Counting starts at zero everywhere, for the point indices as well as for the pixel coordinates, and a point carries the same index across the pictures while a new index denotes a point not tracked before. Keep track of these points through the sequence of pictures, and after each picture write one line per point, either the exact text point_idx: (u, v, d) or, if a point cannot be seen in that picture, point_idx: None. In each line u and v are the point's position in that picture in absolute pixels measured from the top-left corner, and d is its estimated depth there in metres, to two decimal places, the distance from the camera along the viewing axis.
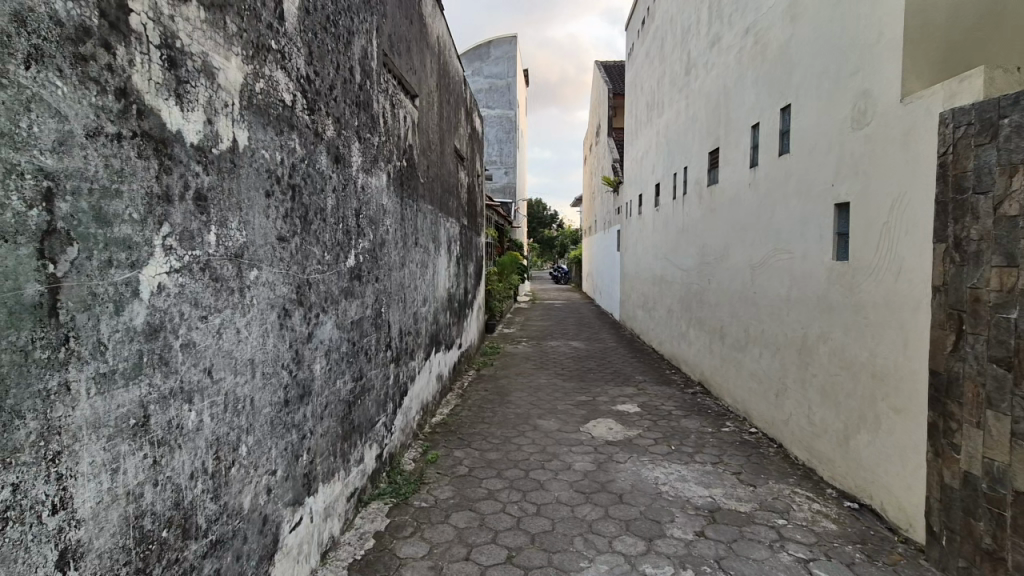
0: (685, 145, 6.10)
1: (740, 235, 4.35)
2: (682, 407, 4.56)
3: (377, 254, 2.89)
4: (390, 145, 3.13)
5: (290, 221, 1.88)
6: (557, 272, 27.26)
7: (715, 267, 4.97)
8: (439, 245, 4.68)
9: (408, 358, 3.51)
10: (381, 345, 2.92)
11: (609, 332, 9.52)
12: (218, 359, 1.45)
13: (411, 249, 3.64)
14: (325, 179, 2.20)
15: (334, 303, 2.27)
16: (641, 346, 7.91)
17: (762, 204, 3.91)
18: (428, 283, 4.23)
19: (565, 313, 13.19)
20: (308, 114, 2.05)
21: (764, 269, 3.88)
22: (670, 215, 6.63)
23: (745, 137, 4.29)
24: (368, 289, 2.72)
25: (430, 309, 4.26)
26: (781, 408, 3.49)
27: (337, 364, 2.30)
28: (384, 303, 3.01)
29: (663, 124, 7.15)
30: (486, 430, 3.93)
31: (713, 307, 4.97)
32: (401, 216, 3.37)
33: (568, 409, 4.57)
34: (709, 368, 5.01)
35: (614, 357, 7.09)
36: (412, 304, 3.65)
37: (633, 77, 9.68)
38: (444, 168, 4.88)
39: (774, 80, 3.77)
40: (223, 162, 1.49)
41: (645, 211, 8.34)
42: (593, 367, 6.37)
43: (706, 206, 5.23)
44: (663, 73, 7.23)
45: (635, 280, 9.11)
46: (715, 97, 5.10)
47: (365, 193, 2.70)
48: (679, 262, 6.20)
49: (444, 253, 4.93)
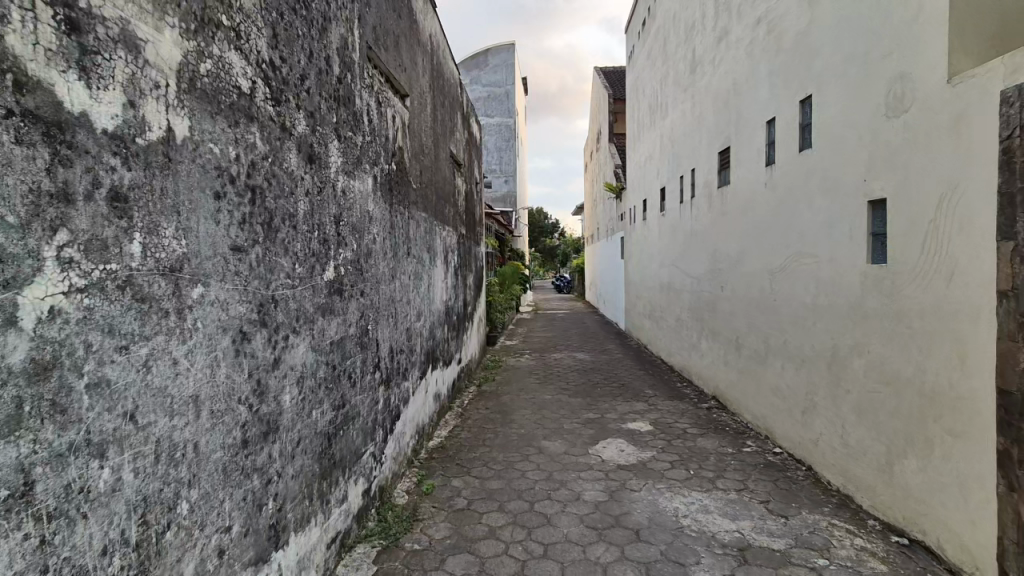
0: (692, 147, 5.83)
1: (756, 240, 4.06)
2: (697, 425, 4.25)
3: (363, 266, 2.62)
4: (376, 146, 2.86)
5: (249, 228, 1.61)
6: (558, 281, 26.97)
7: (728, 274, 4.69)
8: (435, 255, 4.40)
9: (400, 379, 3.21)
10: (368, 367, 2.63)
11: (614, 343, 9.23)
12: (145, 399, 1.16)
13: (403, 261, 3.36)
14: (296, 180, 1.92)
15: (308, 323, 1.99)
16: (649, 357, 7.60)
17: (782, 205, 3.63)
18: (423, 296, 3.95)
19: (569, 324, 12.89)
20: (272, 105, 1.78)
21: (785, 275, 3.59)
22: (677, 220, 6.36)
23: (760, 135, 4.01)
24: (351, 305, 2.43)
25: (425, 324, 3.98)
26: (809, 427, 3.19)
27: (313, 391, 2.01)
28: (372, 319, 2.72)
29: (668, 126, 6.89)
30: (487, 455, 3.62)
31: (728, 316, 4.67)
32: (390, 223, 3.10)
33: (575, 429, 4.27)
34: (724, 382, 4.71)
35: (621, 369, 6.78)
36: (404, 319, 3.37)
37: (634, 81, 9.46)
38: (439, 173, 4.62)
39: (791, 72, 3.51)
40: (152, 156, 1.21)
41: (650, 217, 8.07)
42: (600, 381, 6.06)
43: (717, 210, 4.95)
44: (667, 74, 6.99)
45: (641, 288, 8.81)
46: (724, 94, 4.84)
47: (347, 198, 2.42)
48: (688, 270, 5.91)
49: (441, 264, 4.66)
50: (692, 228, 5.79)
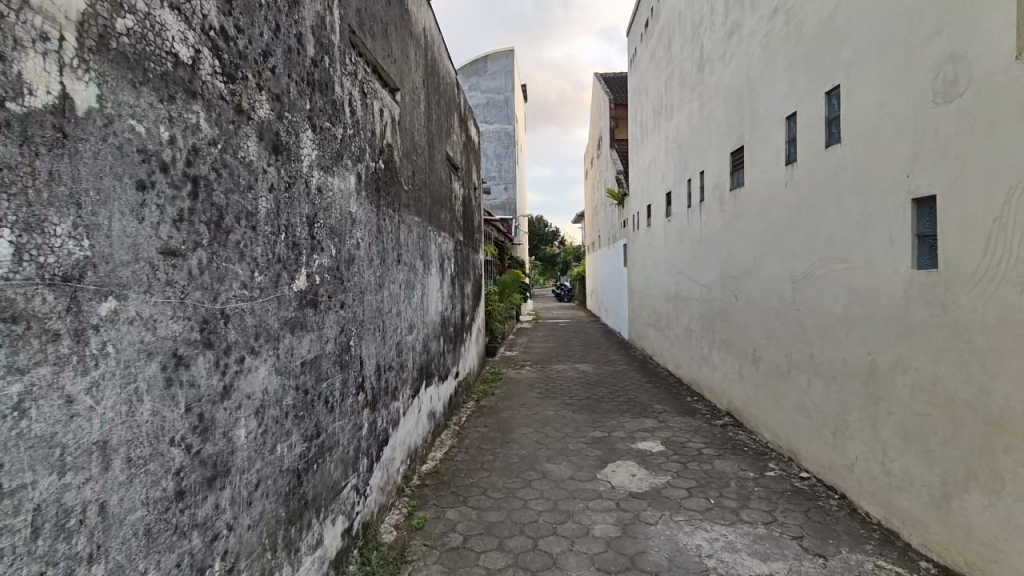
0: (701, 148, 5.55)
1: (776, 244, 3.77)
2: (713, 445, 3.93)
3: (344, 274, 2.32)
4: (361, 141, 2.57)
5: (189, 228, 1.31)
6: (560, 290, 26.68)
7: (743, 281, 4.39)
8: (430, 263, 4.10)
9: (389, 399, 2.91)
10: (350, 388, 2.33)
11: (618, 353, 8.91)
12: (16, 454, 0.86)
13: (393, 269, 3.07)
14: (256, 173, 1.63)
15: (272, 341, 1.69)
16: (656, 369, 7.28)
17: (806, 207, 3.34)
18: (417, 307, 3.65)
19: (571, 333, 12.58)
20: (224, 81, 1.48)
21: (810, 282, 3.30)
22: (686, 225, 6.06)
23: (778, 131, 3.73)
24: (329, 319, 2.14)
25: (419, 338, 3.68)
26: (843, 450, 2.88)
27: (279, 422, 1.71)
28: (354, 334, 2.42)
29: (674, 128, 6.61)
30: (486, 481, 3.31)
31: (744, 327, 4.37)
32: (378, 227, 2.81)
33: (581, 449, 3.96)
34: (741, 398, 4.40)
35: (627, 382, 6.47)
36: (394, 333, 3.07)
37: (637, 83, 9.21)
38: (433, 175, 4.33)
39: (815, 61, 3.22)
40: (34, 127, 0.92)
41: (655, 223, 7.78)
42: (606, 395, 5.75)
43: (730, 213, 4.66)
44: (672, 74, 6.72)
45: (646, 297, 8.51)
46: (736, 91, 4.56)
47: (324, 197, 2.13)
48: (698, 277, 5.61)
49: (436, 273, 4.35)
50: (702, 233, 5.50)
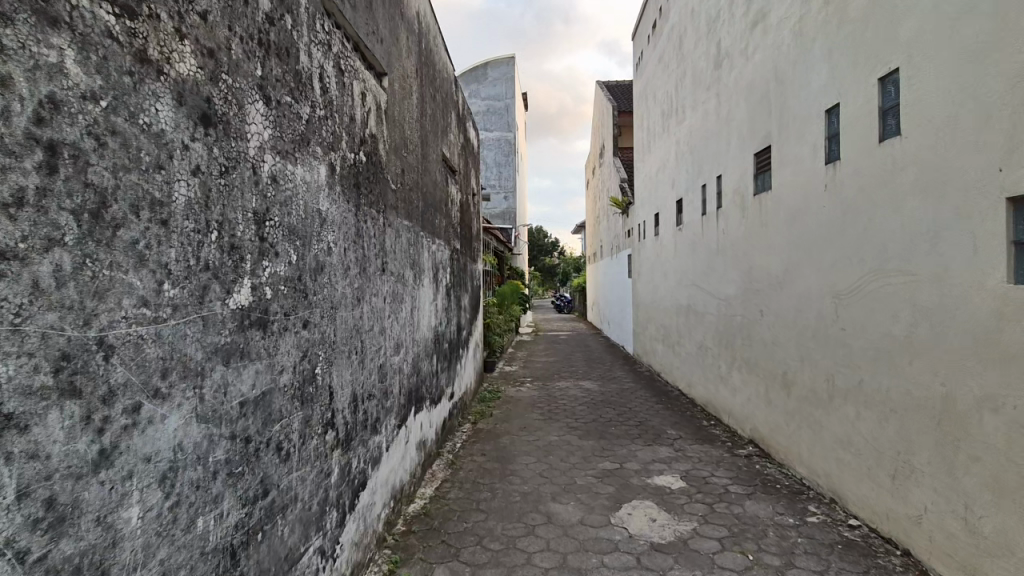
0: (717, 151, 5.13)
1: (812, 255, 3.34)
2: (741, 482, 3.48)
3: (308, 286, 1.87)
4: (335, 126, 2.14)
5: (32, 219, 0.87)
6: (560, 301, 26.23)
7: (769, 296, 3.96)
8: (422, 274, 3.67)
9: (368, 434, 2.46)
10: (314, 428, 1.89)
11: (624, 369, 8.47)
12: None
13: (375, 279, 2.63)
14: (169, 148, 1.19)
15: (192, 378, 1.24)
16: (665, 388, 6.83)
17: (852, 212, 2.91)
18: (406, 324, 3.21)
19: (573, 347, 12.11)
20: (117, 13, 1.04)
21: (858, 297, 2.87)
22: (700, 234, 5.63)
23: (816, 127, 3.30)
24: (285, 342, 1.70)
25: (408, 359, 3.24)
26: (906, 498, 2.44)
27: (201, 486, 1.27)
28: (323, 359, 1.98)
29: (686, 131, 6.21)
30: (483, 527, 2.85)
31: (772, 346, 3.93)
32: (357, 230, 2.37)
33: (591, 484, 3.51)
34: (769, 426, 3.95)
35: (635, 402, 6.02)
36: (377, 354, 2.62)
37: (643, 87, 8.83)
38: (427, 175, 3.90)
39: (866, 44, 2.80)
40: None
41: (663, 233, 7.37)
42: (613, 418, 5.30)
43: (754, 220, 4.23)
44: (684, 74, 6.31)
45: (654, 311, 8.07)
46: (761, 86, 4.15)
47: (281, 189, 1.69)
48: (715, 291, 5.19)
49: (429, 284, 3.92)
50: (719, 243, 5.07)
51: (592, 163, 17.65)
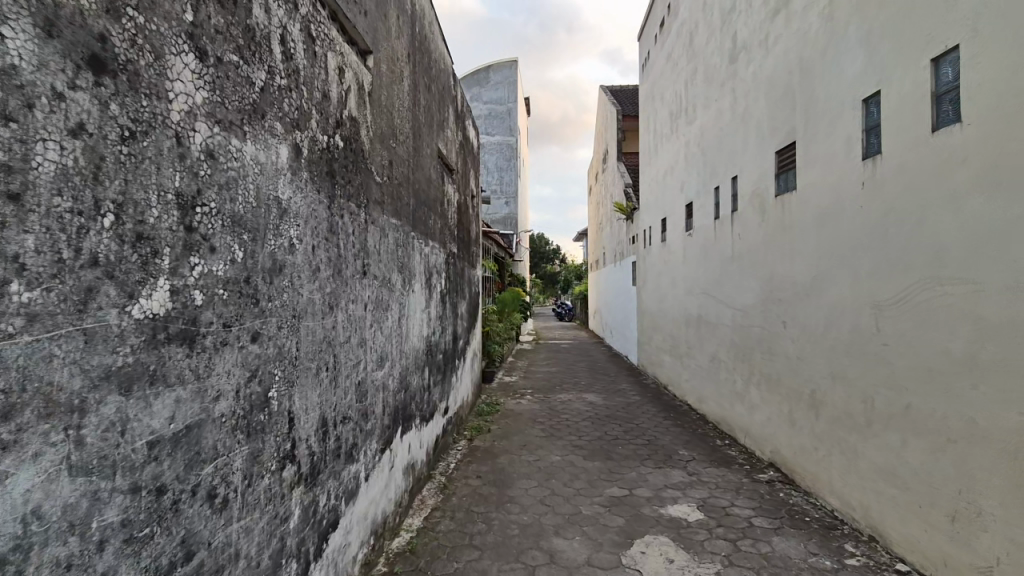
0: (733, 151, 4.79)
1: (847, 260, 3.00)
2: (765, 514, 3.12)
3: (259, 289, 1.53)
4: (302, 101, 1.81)
5: None
6: (561, 309, 25.88)
7: (794, 306, 3.61)
8: (413, 279, 3.32)
9: (342, 464, 2.12)
10: (267, 464, 1.54)
11: (629, 381, 8.11)
12: None
13: (353, 284, 2.28)
14: (27, 94, 0.85)
15: (60, 415, 0.90)
16: (674, 402, 6.47)
17: (898, 211, 2.57)
18: (392, 335, 2.86)
19: (575, 356, 11.76)
20: None
21: (904, 309, 2.52)
22: (714, 239, 5.28)
23: (852, 118, 2.96)
24: (225, 359, 1.36)
25: (394, 374, 2.89)
26: (971, 545, 2.08)
27: (77, 565, 0.92)
28: (280, 379, 1.64)
29: (697, 130, 5.88)
30: (477, 568, 2.50)
31: (797, 362, 3.58)
32: (331, 226, 2.03)
33: (598, 515, 3.15)
34: (795, 450, 3.59)
35: (643, 418, 5.66)
36: (354, 370, 2.27)
37: (650, 88, 8.52)
38: (420, 171, 3.57)
39: (914, 20, 2.46)
40: None
41: (672, 239, 7.02)
42: (620, 435, 4.94)
43: (776, 224, 3.89)
44: (695, 71, 5.98)
45: (661, 320, 7.72)
46: (783, 78, 3.82)
47: (221, 168, 1.36)
48: (731, 300, 4.84)
49: (421, 290, 3.57)
50: (734, 249, 4.73)
51: (594, 168, 17.34)
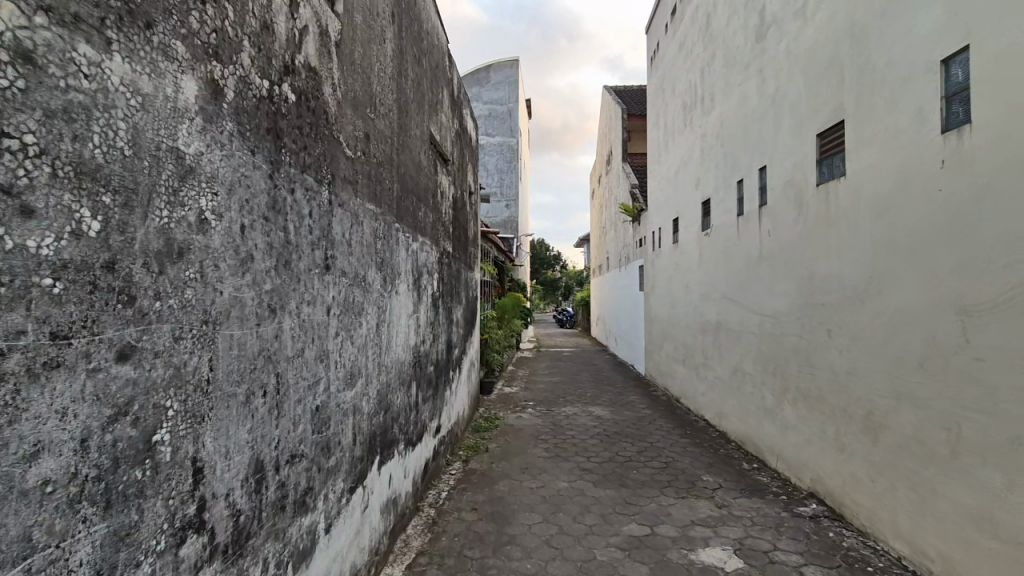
0: (761, 139, 4.29)
1: (919, 257, 2.49)
2: (817, 563, 2.61)
3: (136, 281, 1.02)
4: (226, 23, 1.30)
5: None
6: (562, 316, 25.37)
7: (844, 312, 3.10)
8: (397, 279, 2.82)
9: (290, 518, 1.61)
10: (147, 545, 1.03)
11: (637, 393, 7.59)
12: None
13: (311, 280, 1.76)
14: None
15: None
16: (689, 417, 5.95)
17: (997, 193, 2.06)
18: (368, 346, 2.34)
19: (579, 365, 11.23)
20: None
21: (1008, 316, 2.01)
22: (737, 237, 4.77)
23: (926, 84, 2.45)
24: (53, 392, 0.84)
25: (371, 395, 2.37)
26: None
27: None
28: (178, 413, 1.12)
29: (716, 120, 5.39)
30: None
31: (848, 378, 3.06)
32: (274, 202, 1.53)
33: (616, 561, 2.62)
34: (844, 481, 3.08)
35: (656, 436, 5.14)
36: (310, 392, 1.76)
37: (659, 81, 8.04)
38: (407, 154, 3.07)
39: None
40: None
41: (686, 240, 6.52)
42: (634, 457, 4.42)
43: (818, 218, 3.39)
44: (713, 56, 5.49)
45: (673, 328, 7.22)
46: (826, 50, 3.33)
47: (52, 83, 0.84)
48: (759, 306, 4.32)
49: (408, 293, 3.06)
50: (762, 248, 4.22)
51: (597, 171, 16.87)
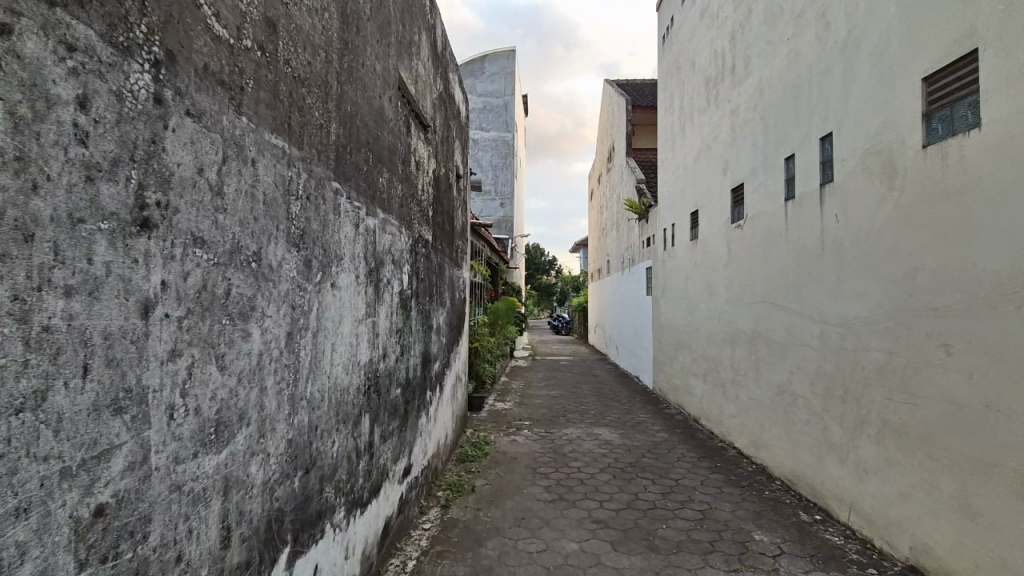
0: (826, 100, 3.38)
1: None
2: None
3: None
4: None
5: None
6: (558, 321, 24.50)
7: (979, 322, 2.19)
8: (337, 267, 1.89)
9: None
10: None
11: (647, 411, 6.70)
12: None
13: (79, 243, 0.83)
14: None
15: None
16: (715, 445, 5.05)
17: None
18: (267, 371, 1.40)
19: (579, 376, 10.33)
20: None
21: None
22: (788, 227, 3.85)
23: None
24: None
25: (273, 451, 1.44)
26: None
27: None
28: None
29: (754, 90, 4.49)
30: None
31: (986, 417, 2.15)
32: None
33: None
34: (978, 562, 2.17)
35: (681, 471, 4.23)
36: (73, 485, 0.82)
37: (674, 58, 7.14)
38: (359, 89, 2.15)
39: None
40: None
41: (710, 235, 5.62)
42: (660, 504, 3.51)
43: (926, 191, 2.49)
44: (751, 12, 4.57)
45: (691, 338, 6.32)
46: None
47: None
48: (823, 312, 3.41)
49: (358, 288, 2.12)
50: (828, 239, 3.32)
51: (598, 170, 15.96)
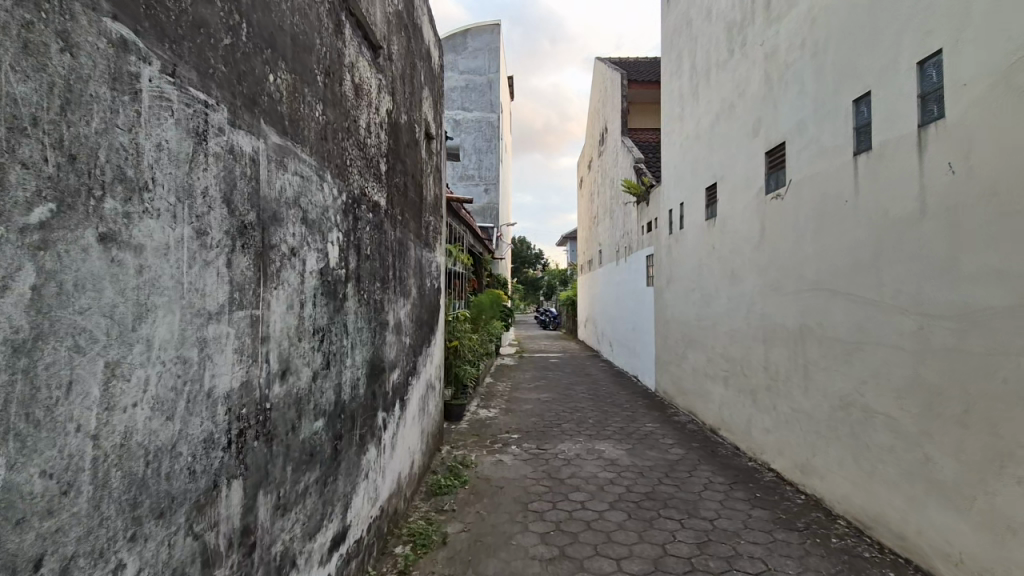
0: (929, 7, 2.45)
1: None
2: None
3: None
4: None
5: None
6: (545, 316, 23.63)
7: None
8: (128, 202, 0.92)
9: None
10: None
11: (654, 419, 5.80)
12: None
13: None
14: None
15: None
16: (744, 466, 4.15)
17: None
18: None
19: (571, 376, 9.42)
20: None
21: None
22: (860, 190, 2.93)
23: None
24: None
25: None
26: None
27: None
28: None
29: (803, 21, 3.55)
30: None
31: None
32: None
33: None
34: None
35: (713, 507, 3.32)
36: None
37: (683, 12, 6.19)
38: None
39: None
40: None
41: (734, 212, 4.69)
42: (699, 564, 2.58)
43: None
44: None
45: (706, 335, 5.42)
46: None
47: None
48: (921, 301, 2.49)
49: (208, 256, 1.15)
50: (936, 199, 2.40)
51: (588, 155, 14.99)
